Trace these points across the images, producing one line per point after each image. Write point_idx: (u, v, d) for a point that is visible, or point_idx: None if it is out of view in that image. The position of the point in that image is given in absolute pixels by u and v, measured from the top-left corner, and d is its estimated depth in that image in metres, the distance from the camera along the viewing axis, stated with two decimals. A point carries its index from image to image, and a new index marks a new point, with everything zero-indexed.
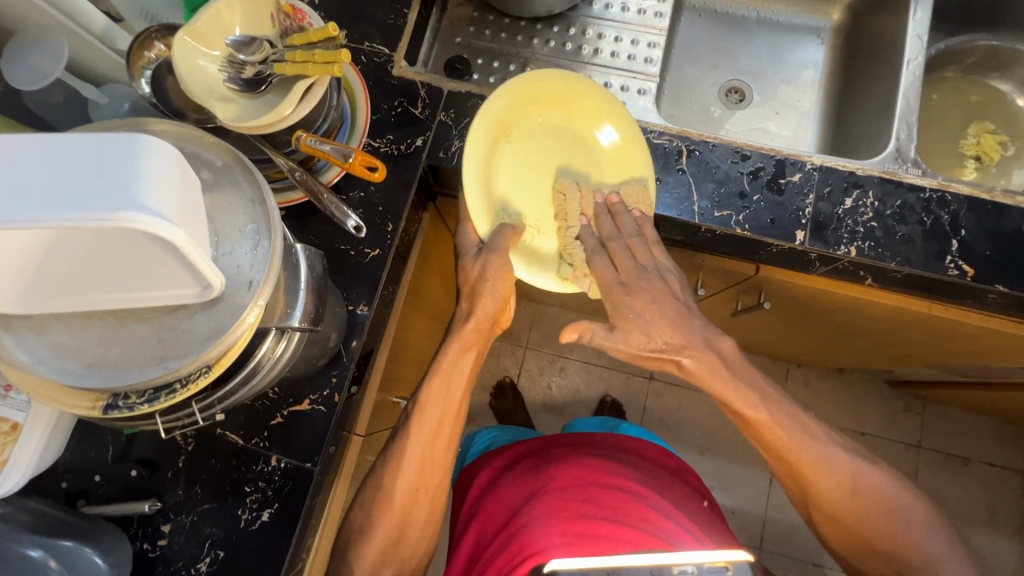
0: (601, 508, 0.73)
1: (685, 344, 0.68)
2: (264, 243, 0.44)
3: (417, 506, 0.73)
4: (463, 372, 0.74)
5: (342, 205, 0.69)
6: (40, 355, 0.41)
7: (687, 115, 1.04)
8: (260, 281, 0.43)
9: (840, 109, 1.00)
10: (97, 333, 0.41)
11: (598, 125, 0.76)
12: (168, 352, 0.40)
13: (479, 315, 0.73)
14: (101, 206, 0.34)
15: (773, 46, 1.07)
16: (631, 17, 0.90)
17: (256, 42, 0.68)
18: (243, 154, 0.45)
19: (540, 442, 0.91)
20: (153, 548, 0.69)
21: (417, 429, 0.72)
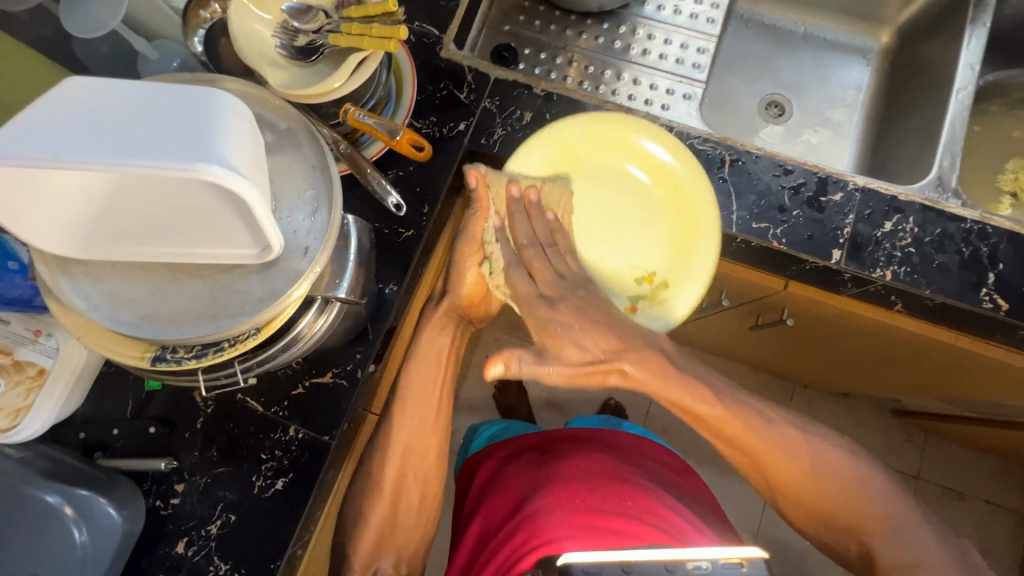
0: (610, 500, 0.72)
1: (625, 347, 0.62)
2: (322, 210, 0.43)
3: (409, 490, 0.72)
4: (443, 350, 0.74)
5: (383, 183, 0.69)
6: (94, 302, 0.40)
7: (726, 125, 1.03)
8: (316, 248, 0.42)
9: (880, 133, 0.99)
10: (152, 285, 0.41)
11: (643, 156, 0.75)
12: (221, 311, 0.41)
13: (451, 296, 0.74)
14: (182, 157, 0.34)
15: (818, 63, 1.06)
16: (683, 21, 0.89)
17: (313, 11, 0.67)
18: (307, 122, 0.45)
19: (543, 436, 0.92)
20: (165, 506, 0.69)
21: (403, 411, 0.73)
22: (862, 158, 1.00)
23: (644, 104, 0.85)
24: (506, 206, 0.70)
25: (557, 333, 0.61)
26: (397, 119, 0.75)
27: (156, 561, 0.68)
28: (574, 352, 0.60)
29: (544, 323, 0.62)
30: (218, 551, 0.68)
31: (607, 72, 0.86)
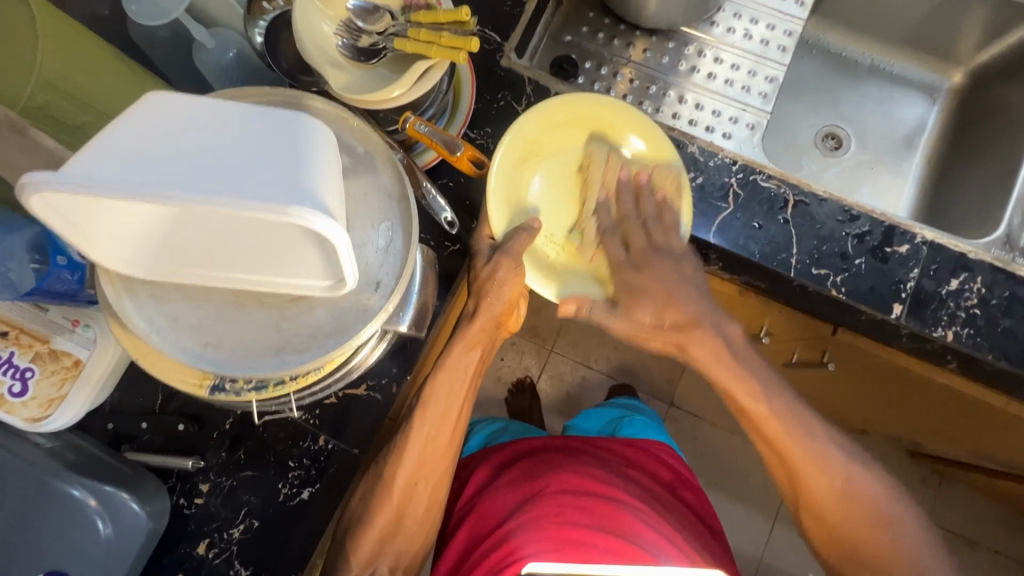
0: (586, 515, 0.72)
1: (693, 326, 0.72)
2: (397, 241, 0.43)
3: (416, 502, 0.68)
4: (469, 370, 0.70)
5: (436, 197, 0.66)
6: (155, 326, 0.40)
7: (781, 153, 0.99)
8: (388, 283, 0.41)
9: (941, 179, 0.95)
10: (214, 310, 0.40)
11: (627, 140, 0.73)
12: (286, 346, 0.40)
13: (484, 312, 0.68)
14: (271, 196, 0.32)
15: (882, 99, 1.02)
16: (753, 45, 0.84)
17: (379, 12, 0.65)
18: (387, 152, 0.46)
19: (540, 442, 0.87)
20: (188, 505, 0.68)
21: (419, 427, 0.68)
22: (919, 202, 0.96)
23: (705, 131, 0.81)
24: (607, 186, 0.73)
25: (636, 295, 0.72)
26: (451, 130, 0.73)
27: (176, 560, 0.67)
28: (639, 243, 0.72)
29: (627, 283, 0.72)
30: (240, 556, 0.67)
31: (669, 93, 0.83)
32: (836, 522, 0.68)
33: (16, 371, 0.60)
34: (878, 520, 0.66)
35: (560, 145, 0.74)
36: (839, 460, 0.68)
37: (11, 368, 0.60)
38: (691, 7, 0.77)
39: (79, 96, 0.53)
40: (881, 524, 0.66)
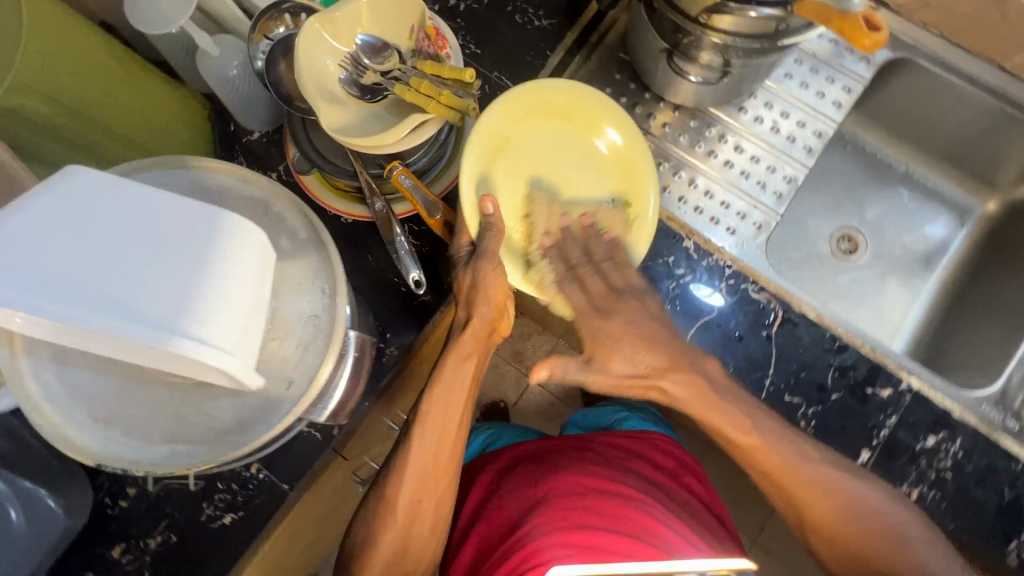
0: (595, 515, 0.65)
1: (671, 367, 0.62)
2: (317, 339, 0.45)
3: (420, 522, 0.65)
4: (464, 391, 0.66)
5: (406, 257, 0.65)
6: (53, 390, 0.41)
7: (793, 247, 0.93)
8: (299, 382, 0.44)
9: (953, 308, 0.90)
10: (117, 387, 0.42)
11: (600, 130, 0.69)
12: (181, 433, 0.42)
13: (476, 319, 0.64)
14: (157, 330, 0.34)
15: (909, 210, 0.97)
16: (778, 139, 0.81)
17: (387, 51, 0.63)
18: (327, 241, 0.47)
19: (535, 445, 0.79)
20: (112, 506, 0.67)
21: (416, 447, 0.65)
22: (927, 328, 0.90)
23: (710, 222, 0.78)
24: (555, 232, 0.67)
25: (608, 346, 0.63)
26: (433, 188, 0.67)
27: (88, 559, 0.67)
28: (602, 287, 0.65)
29: (594, 334, 0.63)
30: (151, 568, 0.67)
31: (680, 174, 0.79)
32: (840, 543, 0.62)
33: None
34: (892, 536, 0.60)
35: (525, 134, 0.67)
36: (847, 484, 0.61)
37: None
38: (718, 94, 0.74)
39: (62, 100, 0.51)
40: (879, 541, 0.60)
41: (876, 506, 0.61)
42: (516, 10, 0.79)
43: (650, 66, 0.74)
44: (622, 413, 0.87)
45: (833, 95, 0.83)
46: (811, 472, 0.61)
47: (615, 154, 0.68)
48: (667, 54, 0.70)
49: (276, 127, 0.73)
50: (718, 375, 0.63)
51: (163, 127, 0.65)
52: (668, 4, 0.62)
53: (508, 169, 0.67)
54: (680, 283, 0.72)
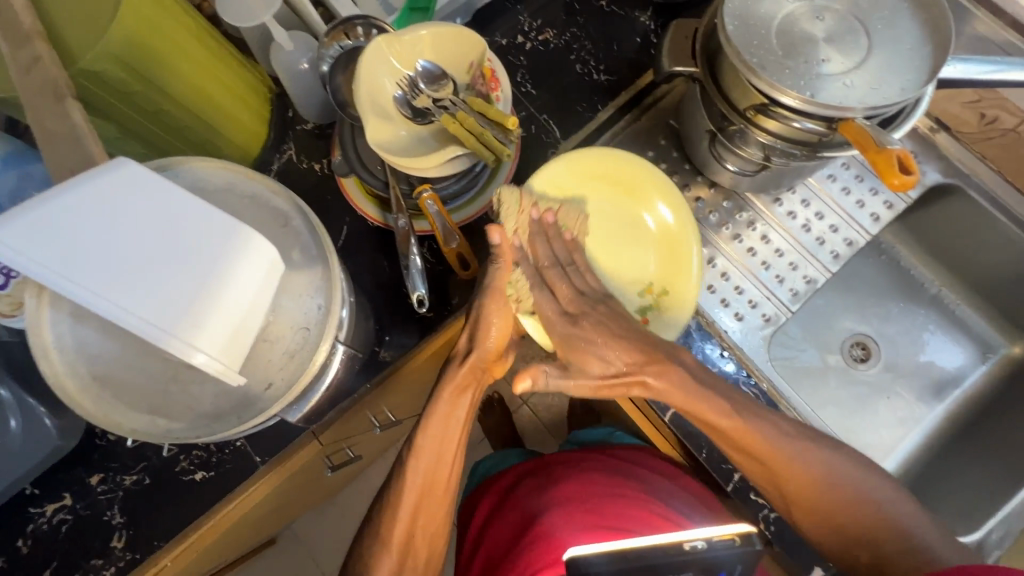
0: (592, 520, 0.69)
1: (647, 363, 0.63)
2: (304, 350, 0.49)
3: (417, 546, 0.68)
4: (460, 417, 0.68)
5: (416, 275, 0.67)
6: (64, 341, 0.46)
7: (802, 344, 0.93)
8: (278, 386, 0.48)
9: (952, 445, 0.89)
10: (118, 352, 0.46)
11: (650, 203, 0.73)
12: (163, 407, 0.47)
13: (476, 353, 0.67)
14: (158, 328, 0.37)
15: (931, 333, 0.95)
16: (807, 239, 0.81)
17: (443, 80, 0.66)
18: (331, 262, 0.49)
19: (537, 462, 0.84)
20: (101, 437, 0.72)
21: (415, 466, 0.67)
22: (918, 457, 0.90)
23: (720, 304, 0.78)
24: (526, 230, 0.67)
25: (583, 349, 0.63)
26: (454, 217, 0.70)
27: (68, 480, 0.71)
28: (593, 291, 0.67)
29: (568, 337, 0.64)
30: (121, 503, 0.72)
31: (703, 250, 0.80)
32: (818, 508, 0.64)
33: None
34: (859, 503, 0.64)
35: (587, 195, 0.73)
36: (820, 452, 0.64)
37: None
38: (756, 183, 0.75)
39: (141, 70, 0.56)
40: (856, 506, 0.64)
41: (841, 492, 0.64)
42: (579, 59, 0.81)
43: (694, 142, 0.76)
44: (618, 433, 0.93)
45: (872, 207, 0.83)
46: (785, 454, 0.63)
47: (665, 230, 0.72)
48: (712, 136, 0.71)
49: (329, 122, 0.77)
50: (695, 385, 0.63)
51: (234, 116, 0.69)
52: (720, 92, 0.64)
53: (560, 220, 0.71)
54: None
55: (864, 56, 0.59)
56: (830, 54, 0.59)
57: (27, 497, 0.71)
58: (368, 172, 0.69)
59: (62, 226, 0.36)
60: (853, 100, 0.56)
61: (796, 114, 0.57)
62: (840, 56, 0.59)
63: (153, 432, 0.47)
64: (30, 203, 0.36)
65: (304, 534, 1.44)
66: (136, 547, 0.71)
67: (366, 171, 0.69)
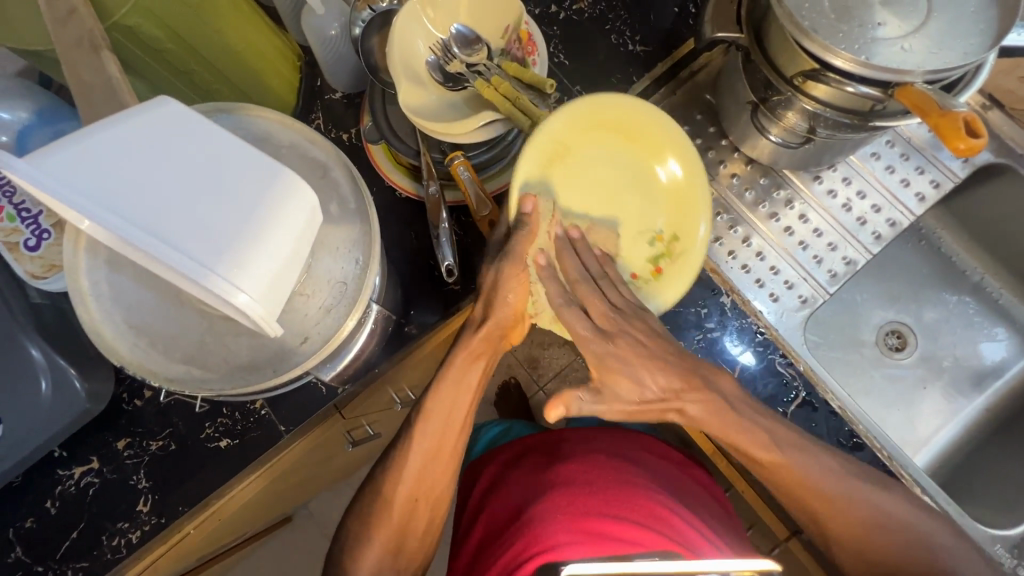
0: (603, 500, 0.67)
1: (686, 390, 0.59)
2: (341, 306, 0.49)
3: (419, 519, 0.67)
4: (472, 385, 0.66)
5: (446, 244, 0.67)
6: (101, 290, 0.47)
7: (836, 330, 0.90)
8: (314, 339, 0.49)
9: (990, 438, 0.87)
10: (156, 302, 0.47)
11: (662, 158, 0.67)
12: (198, 358, 0.47)
13: (491, 322, 0.64)
14: (196, 266, 0.34)
15: (972, 322, 0.91)
16: (847, 219, 0.78)
17: (477, 45, 0.65)
18: (370, 218, 0.49)
19: (546, 436, 0.83)
20: (128, 402, 0.72)
21: (423, 428, 0.66)
22: (954, 451, 0.87)
23: (755, 284, 0.76)
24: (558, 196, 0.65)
25: (616, 370, 0.58)
26: (487, 186, 0.69)
27: (96, 444, 0.72)
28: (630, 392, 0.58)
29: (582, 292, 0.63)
30: (147, 467, 0.72)
31: (737, 229, 0.78)
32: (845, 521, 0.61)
33: (37, 228, 0.65)
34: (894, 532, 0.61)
35: (588, 147, 0.67)
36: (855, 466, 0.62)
37: (33, 224, 0.64)
38: (796, 159, 0.72)
39: (176, 29, 0.54)
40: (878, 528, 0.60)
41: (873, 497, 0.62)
42: (614, 29, 0.79)
43: (733, 116, 0.73)
44: (621, 418, 0.98)
45: (917, 187, 0.80)
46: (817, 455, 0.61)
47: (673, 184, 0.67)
48: (753, 107, 0.68)
49: (358, 92, 0.76)
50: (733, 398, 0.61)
51: (264, 80, 0.68)
52: (766, 58, 0.61)
53: (568, 179, 0.66)
54: (707, 336, 0.72)
55: (923, 20, 0.55)
56: (887, 18, 0.56)
57: (55, 459, 0.71)
58: (399, 138, 0.68)
59: (105, 160, 0.35)
60: (912, 64, 0.53)
61: (848, 77, 0.54)
62: (898, 20, 0.55)
63: (188, 382, 0.48)
64: (72, 139, 0.35)
65: (319, 514, 1.44)
66: (163, 512, 0.72)
67: (397, 138, 0.68)
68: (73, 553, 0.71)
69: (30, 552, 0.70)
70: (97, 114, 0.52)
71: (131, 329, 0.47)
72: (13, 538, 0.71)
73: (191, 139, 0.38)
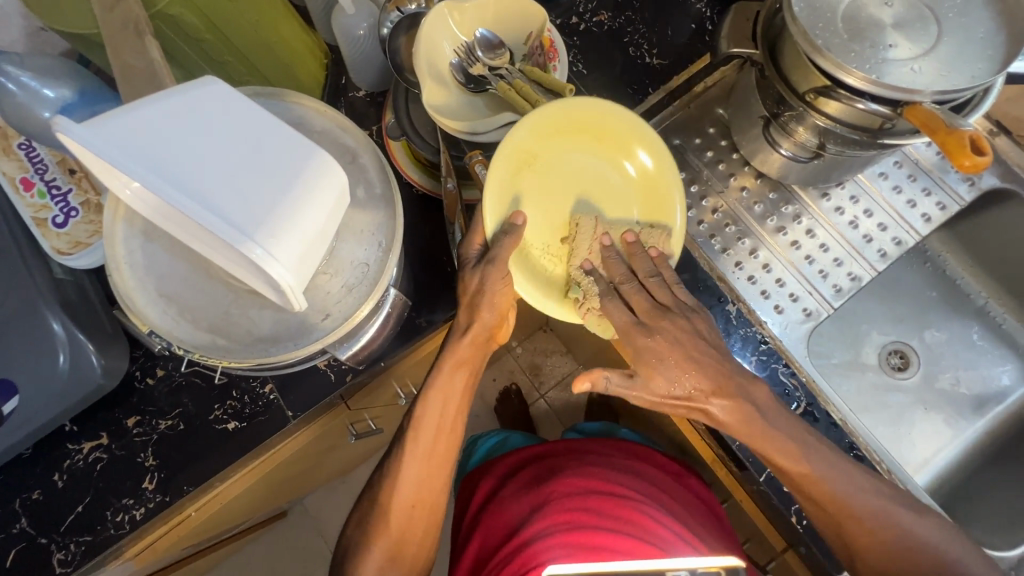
0: (599, 514, 0.67)
1: (719, 392, 0.61)
2: (360, 288, 0.51)
3: (413, 529, 0.68)
4: (458, 391, 0.67)
5: (459, 241, 0.70)
6: (134, 258, 0.48)
7: (841, 347, 0.90)
8: (333, 320, 0.51)
9: (990, 461, 0.87)
10: (184, 272, 0.49)
11: (631, 151, 0.67)
12: (222, 328, 0.49)
13: (478, 326, 0.65)
14: (228, 230, 0.35)
15: (975, 346, 0.92)
16: (853, 235, 0.80)
17: (501, 49, 0.67)
18: (395, 203, 0.51)
19: (543, 447, 0.84)
20: (140, 379, 0.74)
21: (415, 437, 0.67)
22: (955, 473, 0.87)
23: (760, 295, 0.77)
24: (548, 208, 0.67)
25: (653, 365, 0.61)
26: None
27: (106, 420, 0.73)
28: (664, 387, 0.61)
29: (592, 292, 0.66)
30: (154, 445, 0.73)
31: (744, 240, 0.79)
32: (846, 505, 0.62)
33: (66, 206, 0.69)
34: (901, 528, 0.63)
35: (553, 150, 0.67)
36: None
37: (63, 202, 0.68)
38: (805, 174, 0.74)
39: (214, 18, 0.57)
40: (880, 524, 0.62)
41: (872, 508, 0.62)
42: (632, 42, 0.81)
43: (745, 130, 0.75)
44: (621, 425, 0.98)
45: (923, 208, 0.81)
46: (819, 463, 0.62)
47: (643, 177, 0.67)
48: (765, 122, 0.70)
49: (381, 91, 0.78)
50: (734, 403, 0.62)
51: (294, 75, 0.71)
52: (780, 74, 0.63)
53: (534, 186, 0.66)
54: None
55: (933, 44, 0.57)
56: (897, 40, 0.57)
57: (66, 433, 0.73)
58: (421, 134, 0.70)
59: (149, 127, 0.36)
60: (921, 84, 0.55)
61: (858, 94, 0.56)
62: (908, 42, 0.57)
63: (212, 350, 0.49)
64: (120, 109, 0.37)
65: (314, 510, 1.44)
66: (167, 490, 0.72)
67: (419, 135, 0.70)
68: (76, 526, 0.72)
69: (35, 523, 0.71)
70: (135, 96, 0.54)
71: (157, 298, 0.49)
72: (19, 509, 0.72)
73: (232, 113, 0.39)
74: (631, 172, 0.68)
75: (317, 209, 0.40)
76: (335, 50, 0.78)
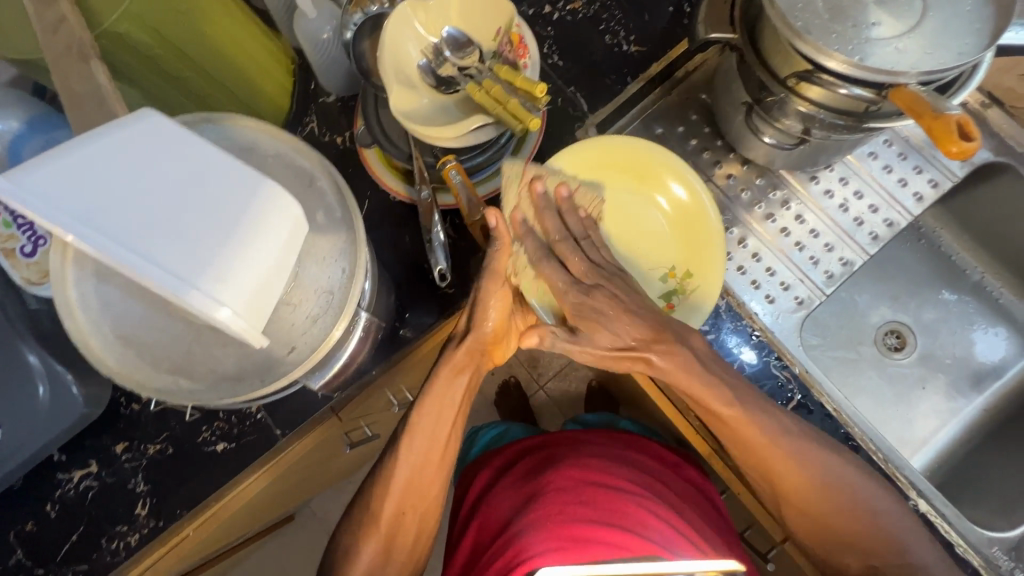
0: (591, 509, 0.66)
1: (657, 339, 0.59)
2: (327, 317, 0.50)
3: (405, 532, 0.68)
4: (455, 398, 0.66)
5: (439, 248, 0.67)
6: (90, 303, 0.48)
7: (834, 331, 0.89)
8: (301, 350, 0.50)
9: (990, 437, 0.86)
10: (149, 311, 0.48)
11: (664, 184, 0.72)
12: (188, 368, 0.49)
13: (473, 335, 0.64)
14: (173, 282, 0.35)
15: (972, 321, 0.90)
16: (844, 218, 0.78)
17: (470, 48, 0.65)
18: (356, 227, 0.50)
19: (541, 439, 0.83)
20: (125, 406, 0.72)
21: (410, 446, 0.66)
22: (954, 451, 0.87)
23: (751, 286, 0.76)
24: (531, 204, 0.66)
25: (594, 320, 0.59)
26: (479, 188, 0.69)
27: (93, 447, 0.72)
28: (604, 339, 0.59)
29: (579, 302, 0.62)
30: (145, 471, 0.72)
31: (733, 230, 0.77)
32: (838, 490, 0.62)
33: (34, 235, 0.64)
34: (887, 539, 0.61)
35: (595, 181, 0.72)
36: (835, 461, 0.63)
37: (30, 231, 0.64)
38: (792, 160, 0.71)
39: (166, 34, 0.54)
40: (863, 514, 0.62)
41: (863, 504, 0.62)
42: (608, 29, 0.78)
43: (727, 116, 0.73)
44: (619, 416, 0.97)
45: (915, 186, 0.79)
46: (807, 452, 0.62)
47: (680, 208, 0.71)
48: (747, 108, 0.68)
49: (351, 95, 0.76)
50: (720, 403, 0.62)
51: (258, 87, 0.68)
52: (760, 59, 0.60)
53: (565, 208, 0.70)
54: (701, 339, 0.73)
55: (918, 20, 0.55)
56: (881, 18, 0.55)
57: (55, 463, 0.72)
58: (392, 139, 0.68)
59: (83, 175, 0.36)
60: (906, 65, 0.53)
61: (840, 79, 0.54)
62: (893, 20, 0.55)
63: (175, 392, 0.49)
64: (52, 156, 0.36)
65: (320, 512, 1.45)
66: (160, 515, 0.72)
67: (389, 139, 0.68)
68: (72, 556, 0.71)
69: (31, 554, 0.71)
70: (87, 122, 0.52)
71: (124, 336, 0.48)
72: (15, 541, 0.71)
73: (170, 153, 0.38)
74: (664, 207, 0.72)
75: (268, 242, 0.39)
76: (301, 55, 0.75)
